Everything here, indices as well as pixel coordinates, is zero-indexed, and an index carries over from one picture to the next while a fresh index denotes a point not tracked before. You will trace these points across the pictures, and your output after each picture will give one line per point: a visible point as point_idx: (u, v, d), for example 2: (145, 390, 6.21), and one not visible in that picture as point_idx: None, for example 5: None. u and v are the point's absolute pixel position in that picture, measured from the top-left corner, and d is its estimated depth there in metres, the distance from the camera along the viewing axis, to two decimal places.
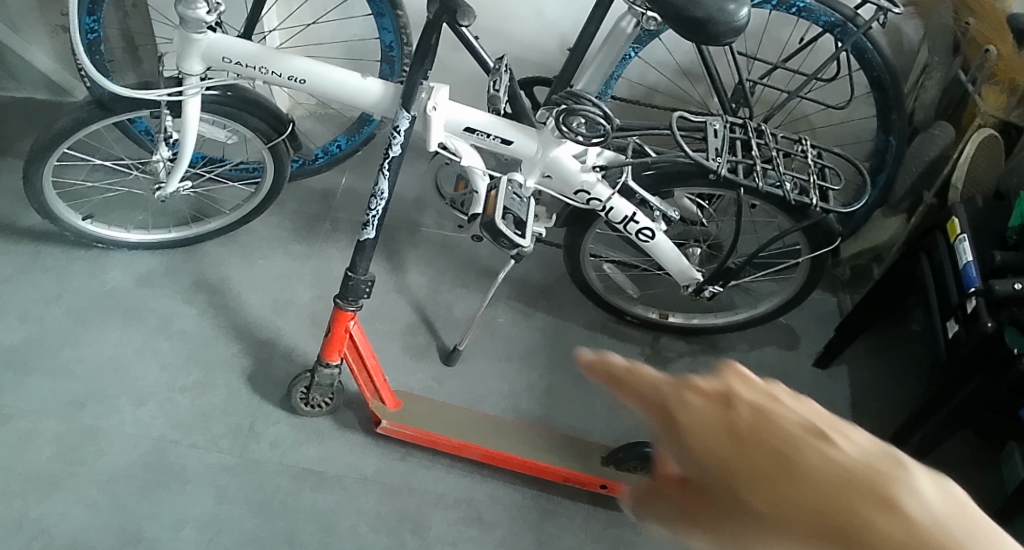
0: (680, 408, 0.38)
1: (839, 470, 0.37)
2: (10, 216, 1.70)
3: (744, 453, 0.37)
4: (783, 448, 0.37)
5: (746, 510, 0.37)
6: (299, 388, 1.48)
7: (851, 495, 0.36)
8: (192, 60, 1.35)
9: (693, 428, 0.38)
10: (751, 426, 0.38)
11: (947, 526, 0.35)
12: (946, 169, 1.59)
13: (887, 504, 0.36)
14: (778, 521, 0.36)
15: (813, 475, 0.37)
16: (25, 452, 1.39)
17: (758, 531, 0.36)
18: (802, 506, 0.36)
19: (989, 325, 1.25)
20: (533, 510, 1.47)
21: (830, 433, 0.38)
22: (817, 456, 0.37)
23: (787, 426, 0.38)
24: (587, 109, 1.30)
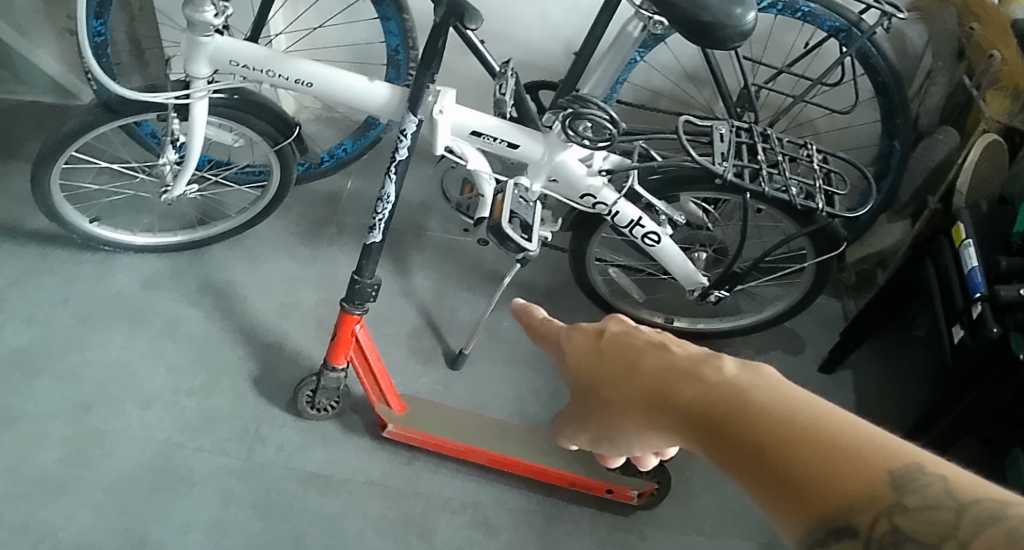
0: (568, 340, 0.62)
1: (664, 361, 0.56)
2: (17, 218, 1.70)
3: (603, 361, 0.59)
4: (628, 353, 0.58)
5: (606, 395, 0.59)
6: (305, 391, 1.48)
7: (666, 378, 0.55)
8: (199, 63, 1.35)
9: (573, 350, 0.61)
10: (608, 344, 0.59)
11: (736, 386, 0.51)
12: (950, 174, 1.59)
13: (691, 377, 0.54)
14: (626, 398, 0.57)
15: (647, 368, 0.56)
16: (31, 455, 1.38)
17: (617, 408, 0.58)
18: (641, 388, 0.56)
19: (995, 331, 1.25)
20: (539, 514, 1.47)
21: (669, 341, 0.57)
22: (654, 355, 0.56)
23: (633, 340, 0.58)
24: (593, 113, 1.30)
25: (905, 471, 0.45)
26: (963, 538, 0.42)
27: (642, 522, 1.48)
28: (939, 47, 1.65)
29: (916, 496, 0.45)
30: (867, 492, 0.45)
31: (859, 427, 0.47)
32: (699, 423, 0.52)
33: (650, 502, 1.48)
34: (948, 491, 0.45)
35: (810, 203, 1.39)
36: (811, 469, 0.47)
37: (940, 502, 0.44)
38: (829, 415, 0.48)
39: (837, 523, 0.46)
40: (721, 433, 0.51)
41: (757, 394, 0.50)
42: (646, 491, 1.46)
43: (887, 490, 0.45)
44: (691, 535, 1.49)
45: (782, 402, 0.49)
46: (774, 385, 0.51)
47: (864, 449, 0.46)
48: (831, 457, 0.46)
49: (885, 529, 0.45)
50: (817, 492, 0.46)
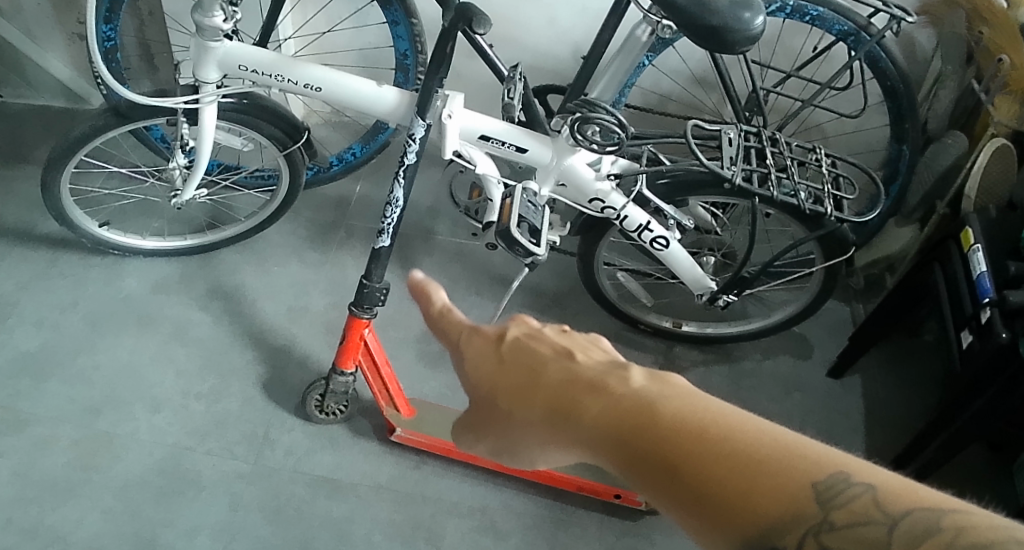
0: (469, 344, 0.72)
1: (573, 374, 0.66)
2: (28, 222, 1.70)
3: (506, 368, 0.69)
4: (530, 359, 0.69)
5: (511, 404, 0.68)
6: (314, 394, 1.48)
7: (573, 387, 0.65)
8: (209, 67, 1.36)
9: (476, 356, 0.71)
10: (511, 349, 0.70)
11: (650, 400, 0.61)
12: (959, 180, 1.58)
13: (603, 391, 0.64)
14: (529, 410, 0.67)
15: (553, 377, 0.67)
16: (42, 459, 1.39)
17: (523, 420, 0.67)
18: (551, 399, 0.66)
19: (1004, 337, 1.25)
20: (548, 519, 1.46)
21: (574, 352, 0.68)
22: (560, 365, 0.67)
23: (530, 345, 0.70)
24: (601, 117, 1.30)
25: (831, 484, 0.54)
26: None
27: (650, 528, 1.48)
28: (948, 51, 1.65)
29: (845, 510, 0.53)
30: (794, 507, 0.54)
31: (781, 441, 0.57)
32: (614, 439, 0.61)
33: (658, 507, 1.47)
34: (878, 502, 0.53)
35: (819, 208, 1.39)
36: (734, 485, 0.55)
37: (870, 515, 0.53)
38: (749, 430, 0.57)
39: (763, 542, 0.54)
40: (638, 449, 0.60)
41: (668, 406, 0.60)
42: None
43: (814, 506, 0.54)
44: None
45: (694, 415, 0.59)
46: (684, 398, 0.61)
47: (786, 465, 0.55)
48: (757, 474, 0.55)
49: (812, 548, 0.53)
50: (743, 508, 0.55)
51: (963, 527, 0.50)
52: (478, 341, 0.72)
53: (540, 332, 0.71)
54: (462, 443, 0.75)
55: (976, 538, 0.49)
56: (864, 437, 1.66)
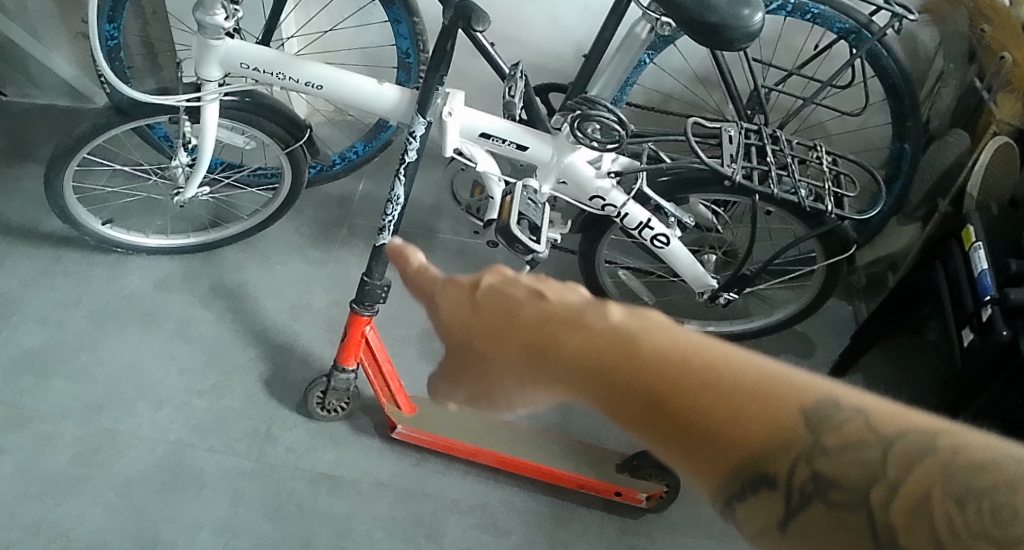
0: (448, 296, 0.68)
1: (552, 316, 0.63)
2: (32, 220, 1.72)
3: (483, 316, 0.65)
4: (506, 306, 0.64)
5: (488, 350, 0.65)
6: (316, 392, 1.49)
7: (552, 330, 0.62)
8: (211, 65, 1.37)
9: (452, 305, 0.67)
10: (486, 297, 0.65)
11: (635, 340, 0.60)
12: (961, 178, 1.57)
13: (584, 331, 0.61)
14: (510, 357, 0.64)
15: (531, 323, 0.63)
16: (45, 455, 1.40)
17: (502, 367, 0.65)
18: (532, 345, 0.63)
19: (1005, 334, 1.24)
20: (548, 516, 1.46)
21: (545, 291, 0.63)
22: (536, 309, 0.63)
23: (503, 291, 0.65)
24: (601, 114, 1.31)
25: (825, 411, 0.57)
26: (893, 479, 0.54)
27: (651, 526, 1.47)
28: (950, 49, 1.65)
29: (837, 436, 0.57)
30: (786, 435, 0.57)
31: (772, 372, 0.58)
32: (603, 380, 0.60)
33: (658, 506, 1.46)
34: (871, 426, 0.57)
35: (819, 205, 1.39)
36: (731, 419, 0.57)
37: (862, 438, 0.57)
38: (741, 365, 0.58)
39: (759, 469, 0.57)
40: (628, 389, 0.59)
41: (658, 347, 0.59)
42: (654, 494, 1.44)
43: (804, 431, 0.57)
44: (700, 539, 1.47)
45: (685, 353, 0.59)
46: (672, 336, 0.60)
47: (777, 397, 0.57)
48: (755, 406, 0.57)
49: (805, 474, 0.57)
50: (739, 440, 0.57)
51: (959, 447, 0.54)
52: (453, 290, 0.68)
53: (515, 277, 0.65)
54: (438, 392, 0.71)
55: (968, 455, 0.53)
56: None
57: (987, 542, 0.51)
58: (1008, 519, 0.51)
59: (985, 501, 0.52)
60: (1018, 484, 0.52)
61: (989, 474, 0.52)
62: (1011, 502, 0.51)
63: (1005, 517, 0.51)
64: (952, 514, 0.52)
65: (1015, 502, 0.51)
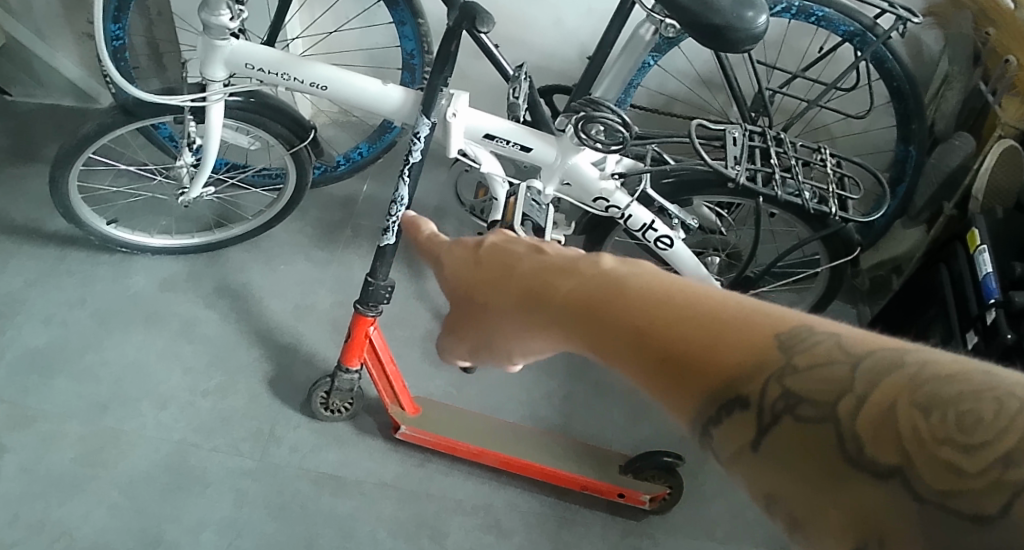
0: (454, 255, 0.73)
1: (544, 265, 0.64)
2: (37, 220, 1.72)
3: (483, 269, 0.69)
4: (506, 261, 0.67)
5: (488, 301, 0.68)
6: (319, 392, 1.49)
7: (542, 277, 0.64)
8: (216, 66, 1.37)
9: (459, 263, 0.72)
10: (490, 254, 0.69)
11: (615, 277, 0.59)
12: (966, 180, 1.57)
13: (572, 274, 0.62)
14: (506, 305, 0.66)
15: (525, 273, 0.65)
16: (49, 454, 1.40)
17: (500, 315, 0.67)
18: (524, 290, 0.65)
19: (1010, 337, 1.24)
20: (551, 517, 1.46)
21: (546, 247, 0.66)
22: (533, 261, 0.66)
23: (506, 247, 0.68)
24: (605, 116, 1.30)
25: (796, 335, 0.52)
26: (861, 391, 0.48)
27: (654, 528, 1.47)
28: (955, 52, 1.64)
29: (806, 355, 0.51)
30: (754, 353, 0.52)
31: (745, 301, 0.54)
32: (582, 316, 0.60)
33: (661, 508, 1.46)
34: (843, 347, 0.50)
35: (823, 207, 1.40)
36: (691, 339, 0.53)
37: (833, 357, 0.50)
38: (712, 295, 0.55)
39: (725, 393, 0.52)
40: (603, 320, 0.59)
41: (634, 283, 0.58)
42: (657, 495, 1.43)
43: (775, 352, 0.52)
44: (703, 541, 1.47)
45: (657, 285, 0.57)
46: (652, 274, 0.58)
47: (743, 319, 0.53)
48: (713, 326, 0.53)
49: (776, 393, 0.51)
50: (699, 359, 0.53)
51: (927, 363, 0.47)
52: (460, 250, 0.73)
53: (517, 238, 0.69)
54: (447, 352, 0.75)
55: (941, 370, 0.47)
56: None
57: (950, 451, 0.45)
58: (972, 427, 0.44)
59: (952, 410, 0.45)
60: (989, 394, 0.45)
61: (956, 384, 0.46)
62: (978, 411, 0.45)
63: (969, 426, 0.44)
64: (919, 425, 0.46)
65: (982, 410, 0.45)
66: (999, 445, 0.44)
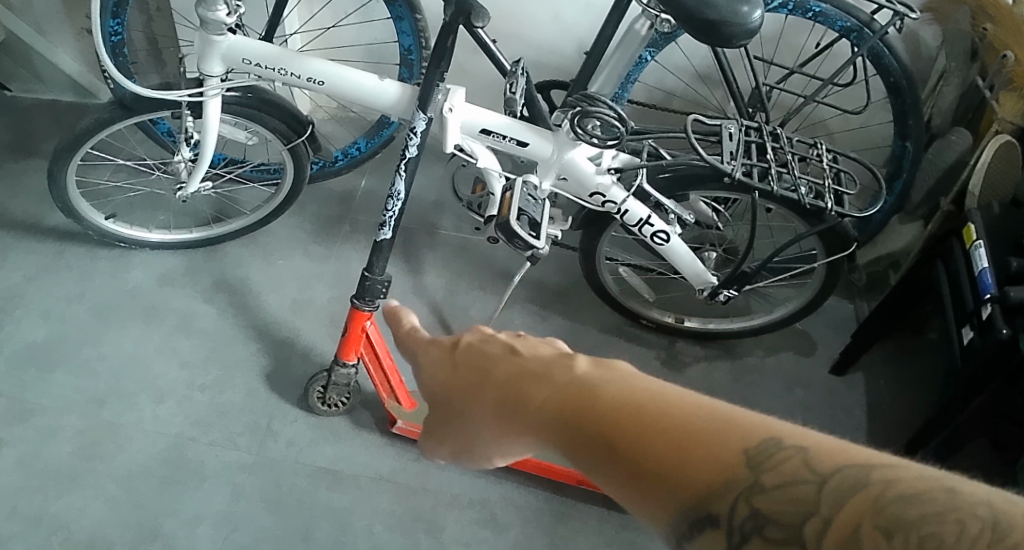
0: (428, 353, 0.70)
1: (521, 367, 0.63)
2: (36, 215, 1.73)
3: (458, 370, 0.66)
4: (482, 361, 0.65)
5: (466, 404, 0.66)
6: (316, 387, 1.50)
7: (519, 380, 0.62)
8: (213, 61, 1.37)
9: (435, 361, 0.69)
10: (466, 352, 0.67)
11: (588, 383, 0.58)
12: (963, 175, 1.57)
13: (548, 379, 0.61)
14: (484, 410, 0.64)
15: (501, 376, 0.64)
16: (47, 448, 1.41)
17: (477, 420, 0.65)
18: (500, 394, 0.63)
19: (1005, 333, 1.24)
20: (547, 512, 1.47)
21: (519, 347, 0.65)
22: (508, 363, 0.64)
23: (480, 347, 0.66)
24: (601, 111, 1.31)
25: (762, 448, 0.50)
26: (827, 512, 0.47)
27: None
28: (953, 48, 1.64)
29: (772, 472, 0.49)
30: (722, 469, 0.50)
31: (714, 410, 0.53)
32: (560, 423, 0.58)
33: None
34: (809, 462, 0.49)
35: (819, 202, 1.39)
36: (663, 454, 0.52)
37: (799, 475, 0.49)
38: (681, 402, 0.54)
39: (695, 510, 0.50)
40: (581, 429, 0.57)
41: (609, 390, 0.57)
42: None
43: (745, 468, 0.50)
44: None
45: (630, 393, 0.56)
46: (627, 381, 0.58)
47: (713, 433, 0.52)
48: (684, 440, 0.52)
49: (744, 512, 0.49)
50: (670, 475, 0.51)
51: (893, 480, 0.46)
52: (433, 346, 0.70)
53: (494, 334, 0.67)
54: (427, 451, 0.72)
55: (905, 489, 0.46)
56: (866, 433, 1.66)
57: None
58: None
59: (914, 533, 0.44)
60: (951, 516, 0.44)
61: (920, 505, 0.45)
62: (940, 534, 0.44)
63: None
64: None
65: (945, 534, 0.44)
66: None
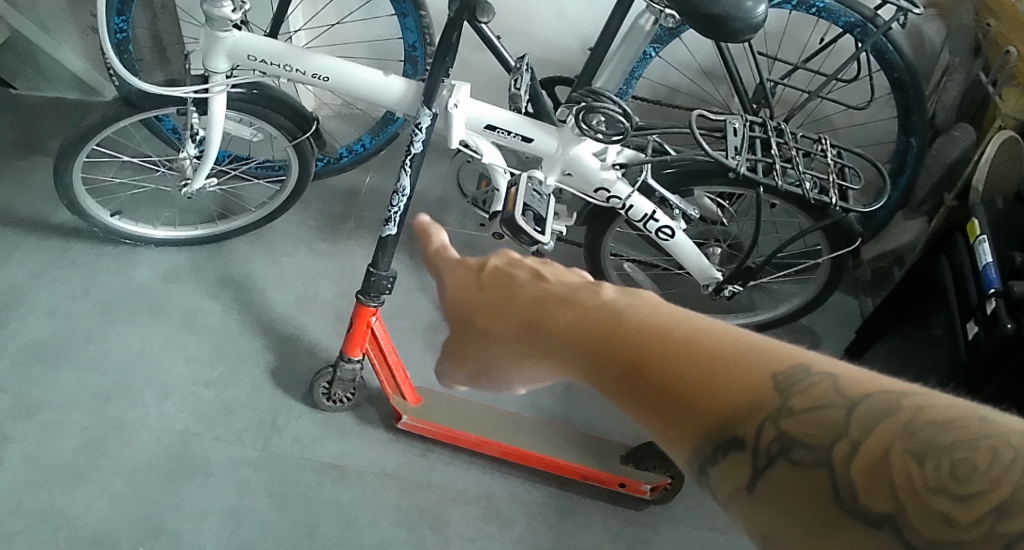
0: (452, 264, 0.75)
1: (547, 292, 0.68)
2: (42, 212, 1.73)
3: (483, 286, 0.71)
4: (509, 282, 0.70)
5: (486, 320, 0.70)
6: (321, 382, 1.49)
7: (547, 307, 0.67)
8: (218, 58, 1.38)
9: (456, 272, 0.74)
10: (492, 277, 0.71)
11: (618, 310, 0.63)
12: (967, 172, 1.55)
13: (575, 305, 0.66)
14: (509, 329, 0.69)
15: (528, 300, 0.68)
16: (52, 444, 1.41)
17: (498, 337, 0.69)
18: (527, 316, 0.67)
19: (1010, 327, 1.24)
20: (553, 507, 1.47)
21: (548, 272, 0.69)
22: (535, 287, 0.68)
23: (505, 265, 0.71)
24: (606, 106, 1.30)
25: (791, 375, 0.55)
26: (856, 436, 0.52)
27: (656, 518, 1.48)
28: (956, 44, 1.64)
29: (802, 397, 0.54)
30: (753, 394, 0.56)
31: (743, 339, 0.58)
32: (586, 348, 0.63)
33: (662, 498, 1.46)
34: (837, 388, 0.54)
35: (824, 197, 1.39)
36: (694, 379, 0.57)
37: (828, 399, 0.54)
38: (711, 332, 0.59)
39: (724, 432, 0.56)
40: (608, 355, 0.62)
41: (636, 316, 0.62)
42: (659, 486, 1.44)
43: (774, 393, 0.55)
44: (705, 532, 1.47)
45: (659, 320, 0.61)
46: (655, 309, 0.63)
47: (746, 360, 0.57)
48: (714, 366, 0.57)
49: (771, 435, 0.54)
50: (701, 401, 0.57)
51: (923, 408, 0.51)
52: (458, 260, 0.75)
53: (521, 262, 0.71)
54: (442, 377, 0.76)
55: (934, 416, 0.51)
56: None
57: (943, 497, 0.48)
58: (965, 475, 0.48)
59: (945, 458, 0.49)
60: (983, 442, 0.49)
61: (953, 430, 0.50)
62: (971, 458, 0.48)
63: (963, 473, 0.48)
64: (912, 473, 0.49)
65: (975, 457, 0.48)
66: (995, 494, 0.47)
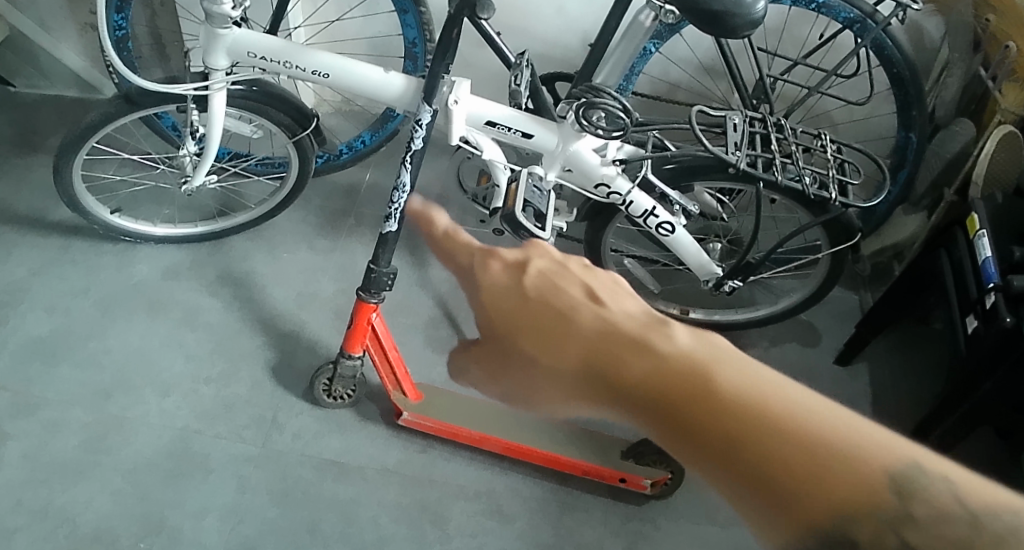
0: (491, 276, 0.70)
1: (614, 327, 0.62)
2: (41, 210, 1.73)
3: (528, 302, 0.67)
4: (567, 309, 0.64)
5: (537, 345, 0.64)
6: (322, 379, 1.49)
7: (615, 346, 0.61)
8: (218, 55, 1.38)
9: (495, 285, 0.69)
10: (537, 291, 0.67)
11: (705, 366, 0.58)
12: (966, 167, 1.56)
13: (649, 349, 0.60)
14: (564, 364, 0.62)
15: (591, 332, 0.62)
16: (52, 441, 1.41)
17: (550, 369, 0.63)
18: (590, 353, 0.61)
19: (1009, 321, 1.24)
20: (554, 502, 1.47)
21: (607, 300, 0.64)
22: (595, 317, 0.63)
23: (557, 288, 0.66)
24: (606, 102, 1.31)
25: (906, 475, 0.54)
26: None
27: (656, 513, 1.48)
28: (955, 39, 1.64)
29: (919, 501, 0.52)
30: (868, 490, 0.53)
31: (851, 428, 0.56)
32: (665, 404, 0.58)
33: (663, 493, 1.46)
34: (956, 498, 0.53)
35: (824, 192, 1.39)
36: (801, 468, 0.54)
37: (944, 507, 0.53)
38: (818, 416, 0.56)
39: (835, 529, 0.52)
40: (696, 422, 0.57)
41: (728, 377, 0.58)
42: (659, 480, 1.44)
43: (891, 494, 0.53)
44: (705, 527, 1.48)
45: (757, 391, 0.57)
46: (747, 373, 0.59)
47: (858, 454, 0.55)
48: (825, 456, 0.54)
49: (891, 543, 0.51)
50: (806, 487, 0.54)
51: None
52: (496, 268, 0.71)
53: (570, 271, 0.68)
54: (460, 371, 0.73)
55: None
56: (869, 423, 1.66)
57: None
58: None
59: None
60: None
61: None
62: None
63: None
64: None
65: None
66: None
